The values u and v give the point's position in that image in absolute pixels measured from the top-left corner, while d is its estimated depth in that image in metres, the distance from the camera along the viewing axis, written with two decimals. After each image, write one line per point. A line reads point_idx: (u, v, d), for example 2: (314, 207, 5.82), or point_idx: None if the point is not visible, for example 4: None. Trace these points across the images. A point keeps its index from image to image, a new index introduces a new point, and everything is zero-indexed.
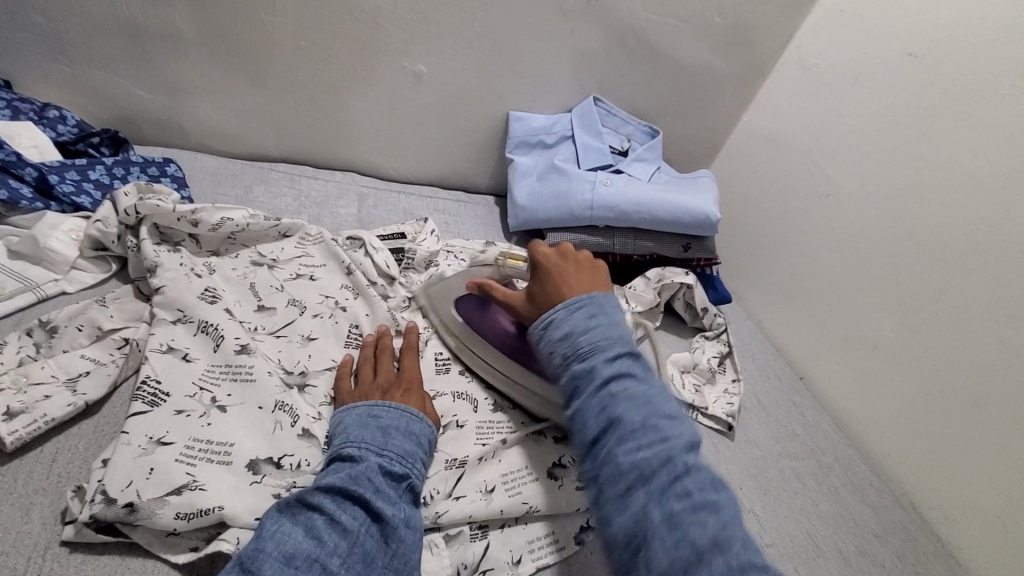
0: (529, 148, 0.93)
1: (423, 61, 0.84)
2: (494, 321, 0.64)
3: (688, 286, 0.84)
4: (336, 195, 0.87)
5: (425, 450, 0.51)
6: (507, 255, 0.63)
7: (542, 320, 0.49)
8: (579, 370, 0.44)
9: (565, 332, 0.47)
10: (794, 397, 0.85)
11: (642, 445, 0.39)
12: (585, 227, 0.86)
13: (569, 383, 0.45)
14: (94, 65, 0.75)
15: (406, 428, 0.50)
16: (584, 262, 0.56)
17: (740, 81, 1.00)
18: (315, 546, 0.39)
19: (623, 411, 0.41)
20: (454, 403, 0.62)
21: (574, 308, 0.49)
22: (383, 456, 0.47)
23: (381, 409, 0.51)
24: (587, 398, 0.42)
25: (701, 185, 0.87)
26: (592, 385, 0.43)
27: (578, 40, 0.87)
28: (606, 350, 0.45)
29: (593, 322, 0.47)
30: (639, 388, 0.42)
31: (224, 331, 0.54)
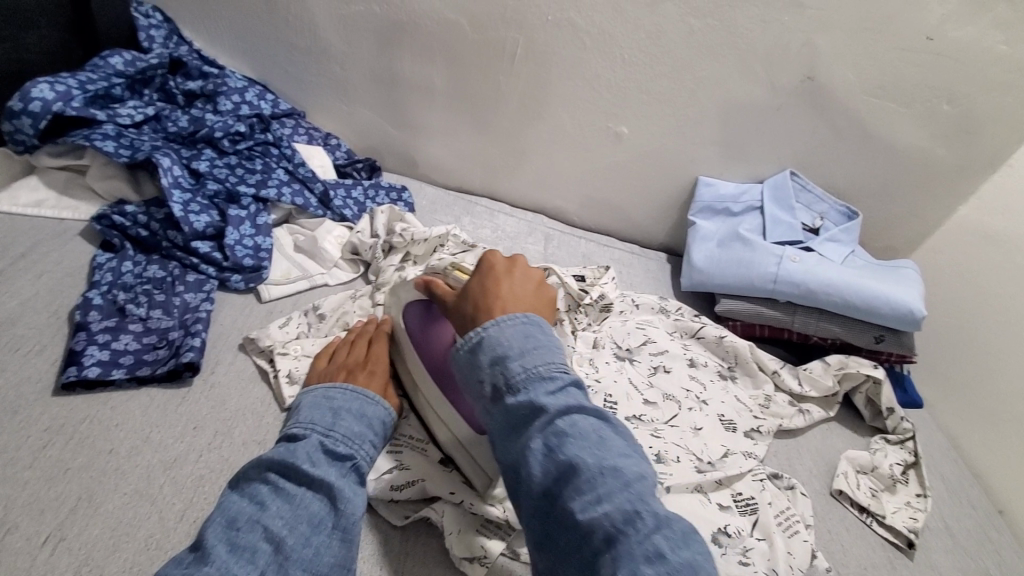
0: (712, 214, 0.95)
1: (627, 124, 0.91)
2: (434, 338, 0.57)
3: (875, 380, 0.78)
4: (525, 233, 0.96)
5: (378, 428, 0.51)
6: (456, 268, 0.59)
7: (470, 341, 0.47)
8: (520, 406, 0.43)
9: (500, 355, 0.45)
10: (993, 533, 0.73)
11: (600, 494, 0.38)
12: (763, 300, 0.85)
13: (505, 416, 0.43)
14: (365, 106, 0.94)
15: (357, 410, 0.50)
16: (531, 282, 0.53)
17: (962, 173, 0.92)
18: (257, 511, 0.40)
19: (573, 452, 0.39)
20: None
21: (506, 328, 0.46)
22: (328, 434, 0.47)
23: (336, 389, 0.52)
24: (533, 439, 0.41)
25: (904, 276, 0.82)
26: (538, 422, 0.41)
27: (783, 118, 0.88)
28: (546, 382, 0.43)
29: (529, 347, 0.45)
30: (586, 422, 0.41)
31: None
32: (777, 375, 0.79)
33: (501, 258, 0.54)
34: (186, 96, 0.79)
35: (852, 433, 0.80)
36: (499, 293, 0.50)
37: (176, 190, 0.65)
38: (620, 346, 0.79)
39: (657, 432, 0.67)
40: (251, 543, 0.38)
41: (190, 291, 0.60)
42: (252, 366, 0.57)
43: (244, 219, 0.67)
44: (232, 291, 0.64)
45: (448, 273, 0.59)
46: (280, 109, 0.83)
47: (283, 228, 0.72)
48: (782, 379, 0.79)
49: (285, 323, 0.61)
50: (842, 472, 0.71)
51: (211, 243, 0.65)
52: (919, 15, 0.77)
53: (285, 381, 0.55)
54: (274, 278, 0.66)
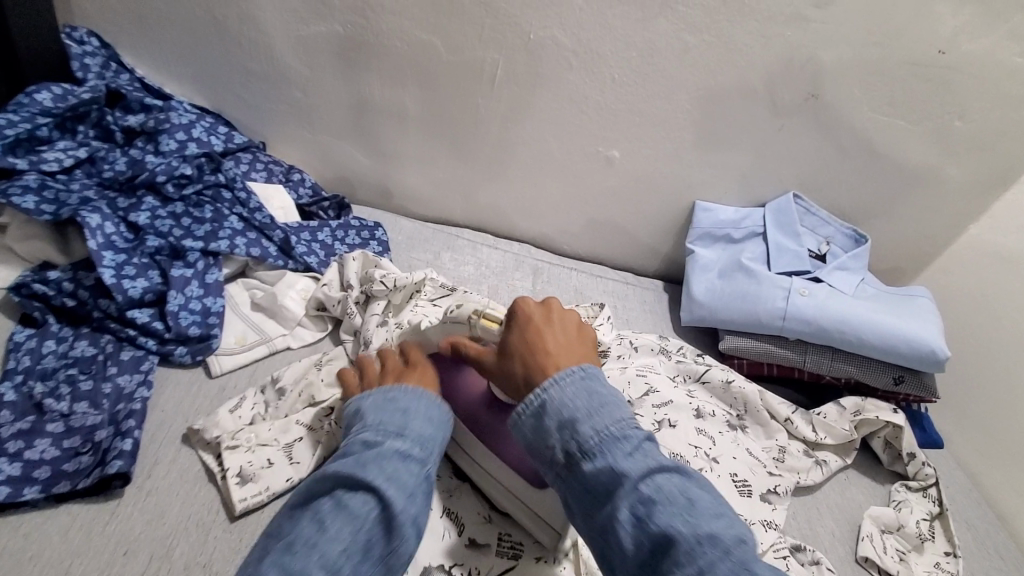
0: (712, 240, 0.88)
1: (618, 148, 0.84)
2: (468, 384, 0.56)
3: (895, 425, 0.73)
4: (512, 268, 0.88)
5: (444, 433, 0.47)
6: (483, 316, 0.53)
7: (530, 403, 0.44)
8: (597, 473, 0.40)
9: (567, 418, 0.42)
10: None
11: (701, 565, 0.34)
12: (772, 337, 0.79)
13: (584, 484, 0.40)
14: (331, 134, 0.85)
15: (422, 412, 0.47)
16: (573, 330, 0.51)
17: (975, 191, 0.86)
18: (316, 533, 0.38)
19: (662, 518, 0.36)
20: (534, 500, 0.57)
21: (571, 389, 0.44)
22: (400, 441, 0.44)
23: (395, 393, 0.48)
24: (620, 506, 0.38)
25: (921, 309, 0.76)
26: (620, 486, 0.39)
27: (785, 138, 0.82)
28: (618, 442, 0.41)
29: (594, 405, 0.43)
30: (668, 481, 0.38)
31: None
32: (789, 423, 0.73)
33: (535, 306, 0.51)
34: (126, 132, 0.70)
35: (872, 481, 0.74)
36: (548, 353, 0.47)
37: (108, 251, 0.56)
38: None
39: None
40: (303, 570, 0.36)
41: (125, 373, 0.53)
42: (199, 462, 0.49)
43: (190, 278, 0.60)
44: (176, 366, 0.56)
45: (474, 322, 0.53)
46: (235, 143, 0.76)
47: (236, 283, 0.65)
48: (795, 427, 0.73)
49: (236, 406, 0.53)
50: (867, 535, 0.65)
51: (151, 310, 0.57)
52: (932, 28, 0.71)
53: (234, 479, 0.47)
54: (227, 347, 0.58)
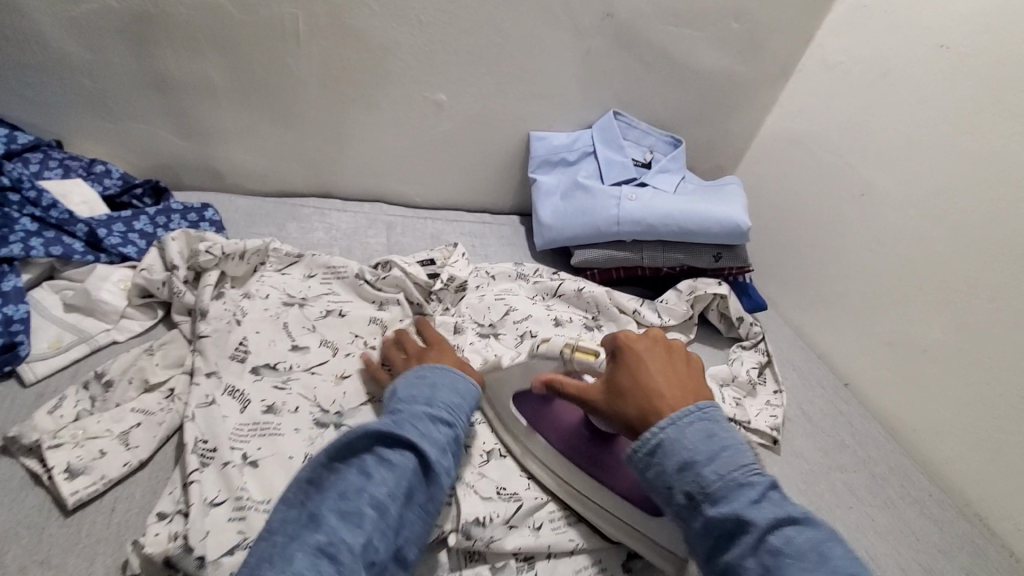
0: (551, 166, 0.94)
1: (444, 91, 0.86)
2: (558, 419, 0.60)
3: (722, 296, 0.83)
4: (364, 227, 0.88)
5: (473, 402, 0.53)
6: (575, 348, 0.60)
7: (643, 442, 0.46)
8: (722, 518, 0.41)
9: (687, 459, 0.43)
10: (841, 405, 0.81)
11: None
12: (613, 243, 0.86)
13: (706, 527, 0.42)
14: (135, 118, 0.79)
15: (451, 385, 0.52)
16: (675, 355, 0.53)
17: (761, 84, 0.98)
18: (365, 481, 0.42)
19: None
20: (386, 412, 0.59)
21: (686, 427, 0.45)
22: (430, 408, 0.49)
23: (420, 371, 0.54)
24: (744, 555, 0.40)
25: (730, 193, 0.86)
26: (748, 539, 0.40)
27: (594, 60, 0.88)
28: (745, 490, 0.42)
29: (715, 448, 0.44)
30: (804, 535, 0.39)
31: (250, 393, 0.56)
32: (638, 312, 0.81)
33: (638, 338, 0.54)
34: None
35: (713, 349, 0.84)
36: (653, 384, 0.49)
37: None
38: (482, 324, 0.75)
39: None
40: (356, 509, 0.41)
41: None
42: (19, 469, 0.47)
43: None
44: None
45: (569, 357, 0.60)
46: (18, 143, 0.70)
47: (42, 287, 0.60)
48: (643, 316, 0.81)
49: (55, 406, 0.50)
50: (708, 392, 0.74)
51: None
52: None
53: (62, 476, 0.46)
54: (39, 352, 0.54)
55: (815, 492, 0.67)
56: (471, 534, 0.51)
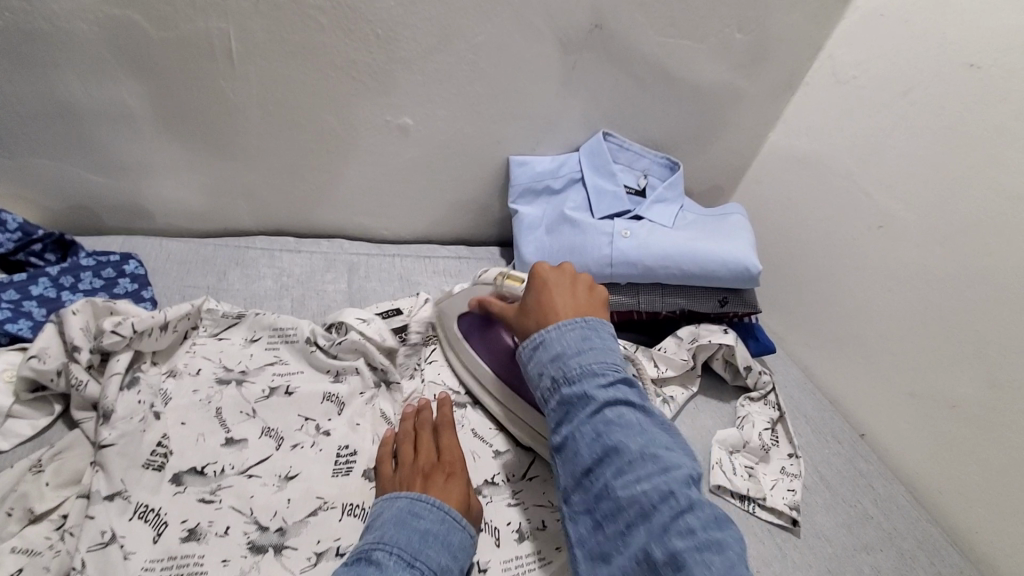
0: (534, 195, 0.83)
1: (410, 114, 0.74)
2: (493, 342, 0.62)
3: (728, 346, 0.74)
4: (321, 270, 0.77)
5: (463, 561, 0.45)
6: (507, 276, 0.60)
7: (531, 341, 0.50)
8: (572, 396, 0.46)
9: (558, 353, 0.48)
10: (860, 464, 0.73)
11: (639, 475, 0.41)
12: (605, 286, 0.76)
13: (562, 408, 0.46)
14: (40, 154, 0.66)
15: (443, 537, 0.45)
16: (581, 285, 0.55)
17: (765, 99, 0.89)
18: None
19: (617, 437, 0.43)
20: (340, 522, 0.49)
21: (567, 330, 0.49)
22: (414, 569, 0.41)
23: (423, 506, 0.46)
24: (580, 423, 0.45)
25: (734, 226, 0.77)
26: (586, 410, 0.45)
27: (581, 76, 0.77)
28: (598, 377, 0.46)
29: (587, 348, 0.48)
30: (632, 414, 0.45)
31: (168, 515, 0.46)
32: None
33: (549, 269, 0.56)
34: None
35: (719, 402, 0.75)
36: (554, 305, 0.52)
37: None
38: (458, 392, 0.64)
39: (516, 498, 0.55)
40: None
41: None
42: None
43: None
44: None
45: (499, 284, 0.60)
46: None
47: None
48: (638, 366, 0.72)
49: None
50: (717, 463, 0.65)
51: None
52: None
53: None
54: None
55: None
56: None
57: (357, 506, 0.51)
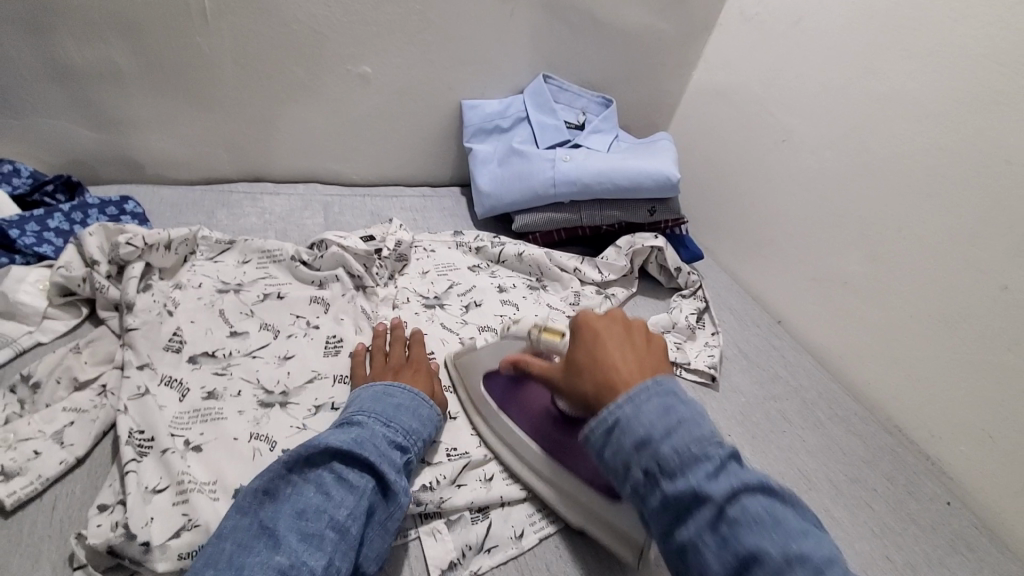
0: (486, 134, 0.94)
1: (368, 63, 0.84)
2: (529, 397, 0.59)
3: (659, 249, 0.86)
4: (300, 209, 0.86)
5: (432, 428, 0.54)
6: (542, 328, 0.58)
7: (601, 419, 0.42)
8: (680, 495, 0.38)
9: (643, 434, 0.40)
10: (775, 340, 0.86)
11: None
12: (551, 205, 0.88)
13: (661, 509, 0.39)
14: (36, 112, 0.74)
15: (414, 408, 0.53)
16: (636, 332, 0.50)
17: (685, 40, 1.00)
18: (324, 500, 0.42)
19: (751, 542, 0.35)
20: (333, 387, 0.60)
21: (641, 400, 0.42)
22: (389, 428, 0.50)
23: (395, 389, 0.54)
24: (701, 532, 0.37)
25: (660, 148, 0.89)
26: (705, 515, 0.37)
27: (518, 22, 0.87)
28: (702, 463, 0.38)
29: (673, 421, 0.40)
30: (756, 503, 0.37)
31: (189, 382, 0.56)
32: (579, 270, 0.84)
33: (596, 316, 0.51)
34: None
35: (654, 299, 0.88)
36: (613, 362, 0.46)
37: None
38: (427, 295, 0.75)
39: None
40: (318, 530, 0.41)
41: None
42: None
43: None
44: None
45: (536, 337, 0.58)
46: None
47: None
48: (584, 273, 0.84)
49: None
50: None
51: None
52: None
53: None
54: None
55: (751, 421, 0.71)
56: (420, 498, 0.52)
57: (347, 376, 0.61)
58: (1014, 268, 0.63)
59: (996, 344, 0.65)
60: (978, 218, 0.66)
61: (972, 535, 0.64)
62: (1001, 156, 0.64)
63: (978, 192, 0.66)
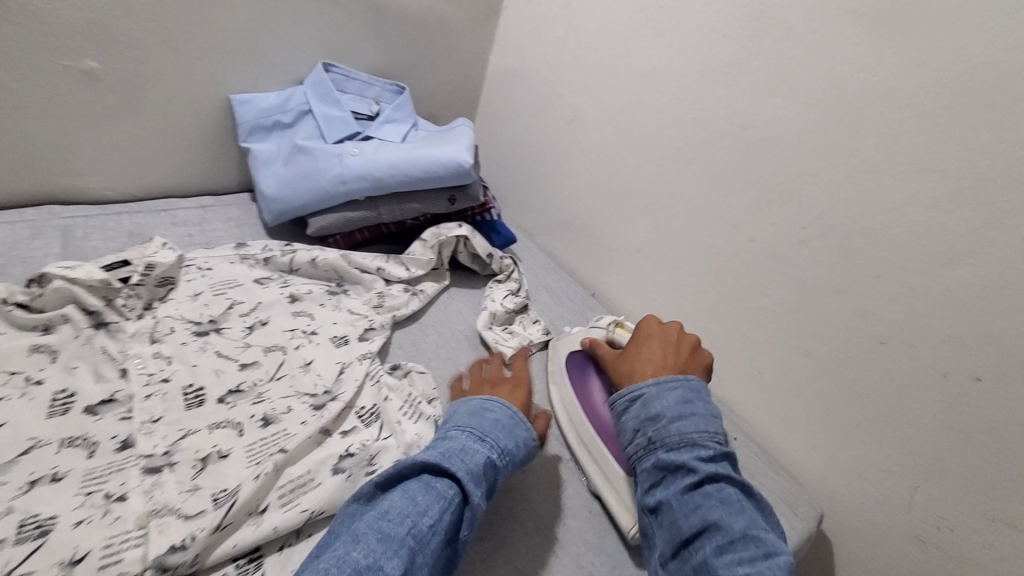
0: (265, 132, 0.84)
1: (95, 56, 0.70)
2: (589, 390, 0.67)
3: (464, 238, 0.84)
4: (27, 237, 0.71)
5: (522, 450, 0.54)
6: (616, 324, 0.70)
7: (630, 394, 0.56)
8: (673, 462, 0.50)
9: (650, 415, 0.53)
10: (586, 312, 0.89)
11: (738, 557, 0.44)
12: (346, 204, 0.81)
13: (658, 470, 0.51)
14: None
15: (511, 427, 0.54)
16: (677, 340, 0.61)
17: (473, 22, 0.99)
18: (408, 505, 0.44)
19: (717, 514, 0.46)
20: (56, 454, 0.49)
21: (666, 387, 0.55)
22: (487, 446, 0.51)
23: (491, 404, 0.56)
24: (674, 496, 0.48)
25: (458, 135, 0.87)
26: (687, 481, 0.49)
27: (281, 6, 0.79)
28: (698, 449, 0.51)
29: (686, 411, 0.53)
30: (732, 493, 0.48)
31: None
32: (382, 270, 0.79)
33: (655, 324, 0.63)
34: None
35: (470, 289, 0.86)
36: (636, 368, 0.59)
37: None
38: (199, 320, 0.65)
39: (262, 396, 0.59)
40: (395, 533, 0.42)
41: None
42: None
43: None
44: None
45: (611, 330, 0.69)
46: None
47: None
48: (387, 272, 0.79)
49: None
50: (495, 339, 0.76)
51: None
52: None
53: None
54: None
55: None
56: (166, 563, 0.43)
57: (77, 438, 0.50)
58: (758, 219, 0.70)
59: (755, 290, 0.72)
60: (729, 177, 0.73)
61: (753, 463, 0.72)
62: (736, 121, 0.71)
63: (725, 155, 0.72)
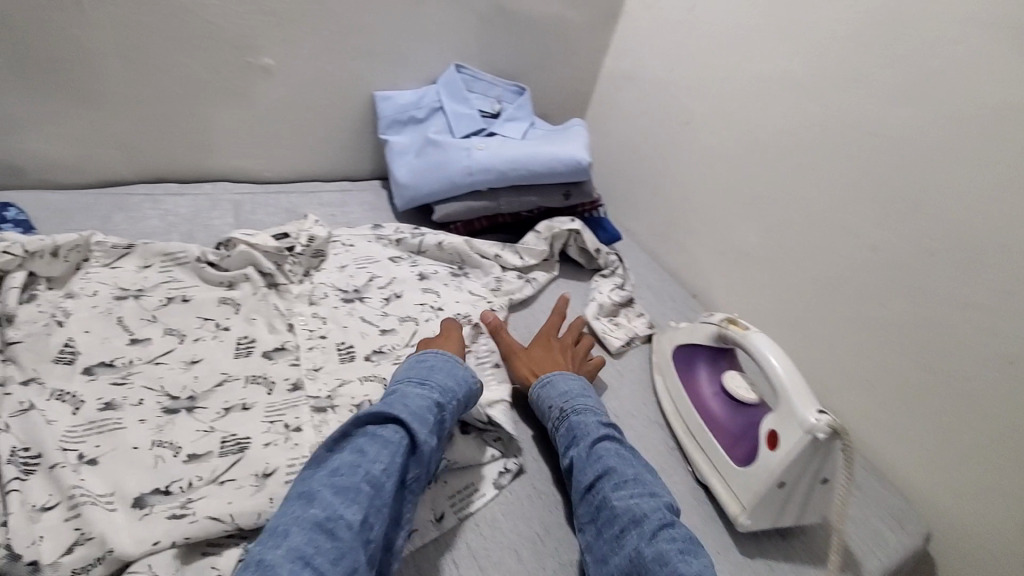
0: (401, 126, 0.93)
1: (270, 54, 0.81)
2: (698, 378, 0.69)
3: (576, 232, 0.88)
4: (208, 208, 0.83)
5: (466, 393, 0.57)
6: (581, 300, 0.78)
7: (543, 380, 0.64)
8: (584, 425, 0.59)
9: (563, 392, 0.63)
10: (688, 313, 0.91)
11: (636, 493, 0.52)
12: (470, 194, 0.88)
13: (567, 435, 0.59)
14: None
15: (450, 369, 0.57)
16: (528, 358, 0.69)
17: (593, 27, 1.03)
18: (357, 457, 0.46)
19: (614, 465, 0.55)
20: (245, 388, 0.58)
21: (570, 379, 0.65)
22: (427, 388, 0.53)
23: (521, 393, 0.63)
24: (580, 455, 0.56)
25: (574, 134, 0.92)
26: (586, 441, 0.57)
27: (425, 11, 0.87)
28: (603, 421, 0.60)
29: (586, 398, 0.62)
30: (628, 453, 0.57)
31: (84, 394, 0.53)
32: (500, 257, 0.85)
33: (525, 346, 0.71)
34: None
35: (576, 281, 0.91)
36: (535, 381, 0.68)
37: None
38: (346, 289, 0.74)
39: (401, 357, 0.66)
40: (353, 484, 0.44)
41: None
42: None
43: None
44: None
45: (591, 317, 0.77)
46: None
47: None
48: (505, 259, 0.85)
49: None
50: (603, 330, 0.79)
51: None
52: None
53: None
54: None
55: None
56: None
57: (259, 376, 0.60)
58: (882, 228, 0.69)
59: (872, 301, 0.71)
60: (852, 186, 0.72)
61: (859, 476, 0.71)
62: (865, 129, 0.70)
63: (850, 163, 0.72)
